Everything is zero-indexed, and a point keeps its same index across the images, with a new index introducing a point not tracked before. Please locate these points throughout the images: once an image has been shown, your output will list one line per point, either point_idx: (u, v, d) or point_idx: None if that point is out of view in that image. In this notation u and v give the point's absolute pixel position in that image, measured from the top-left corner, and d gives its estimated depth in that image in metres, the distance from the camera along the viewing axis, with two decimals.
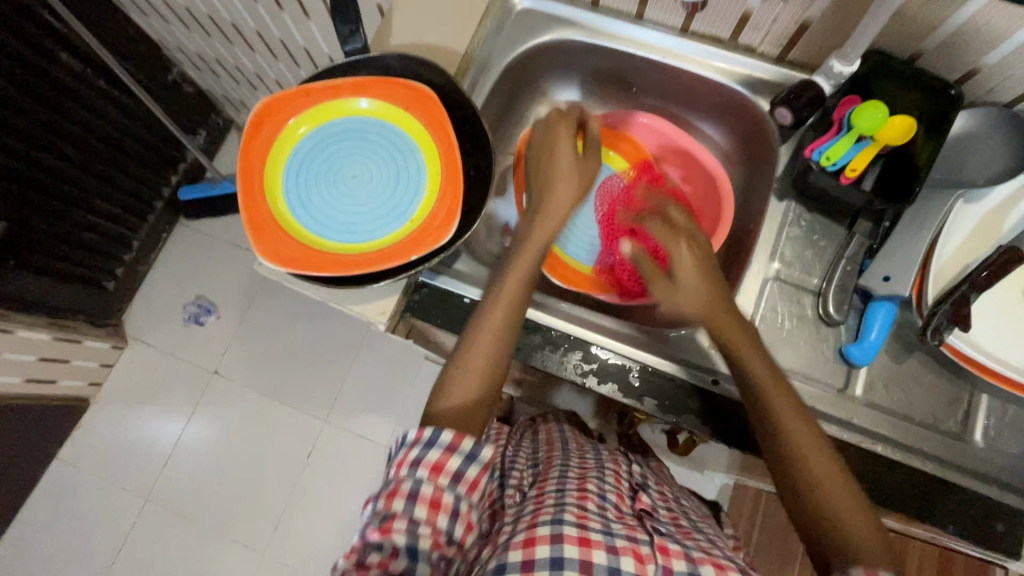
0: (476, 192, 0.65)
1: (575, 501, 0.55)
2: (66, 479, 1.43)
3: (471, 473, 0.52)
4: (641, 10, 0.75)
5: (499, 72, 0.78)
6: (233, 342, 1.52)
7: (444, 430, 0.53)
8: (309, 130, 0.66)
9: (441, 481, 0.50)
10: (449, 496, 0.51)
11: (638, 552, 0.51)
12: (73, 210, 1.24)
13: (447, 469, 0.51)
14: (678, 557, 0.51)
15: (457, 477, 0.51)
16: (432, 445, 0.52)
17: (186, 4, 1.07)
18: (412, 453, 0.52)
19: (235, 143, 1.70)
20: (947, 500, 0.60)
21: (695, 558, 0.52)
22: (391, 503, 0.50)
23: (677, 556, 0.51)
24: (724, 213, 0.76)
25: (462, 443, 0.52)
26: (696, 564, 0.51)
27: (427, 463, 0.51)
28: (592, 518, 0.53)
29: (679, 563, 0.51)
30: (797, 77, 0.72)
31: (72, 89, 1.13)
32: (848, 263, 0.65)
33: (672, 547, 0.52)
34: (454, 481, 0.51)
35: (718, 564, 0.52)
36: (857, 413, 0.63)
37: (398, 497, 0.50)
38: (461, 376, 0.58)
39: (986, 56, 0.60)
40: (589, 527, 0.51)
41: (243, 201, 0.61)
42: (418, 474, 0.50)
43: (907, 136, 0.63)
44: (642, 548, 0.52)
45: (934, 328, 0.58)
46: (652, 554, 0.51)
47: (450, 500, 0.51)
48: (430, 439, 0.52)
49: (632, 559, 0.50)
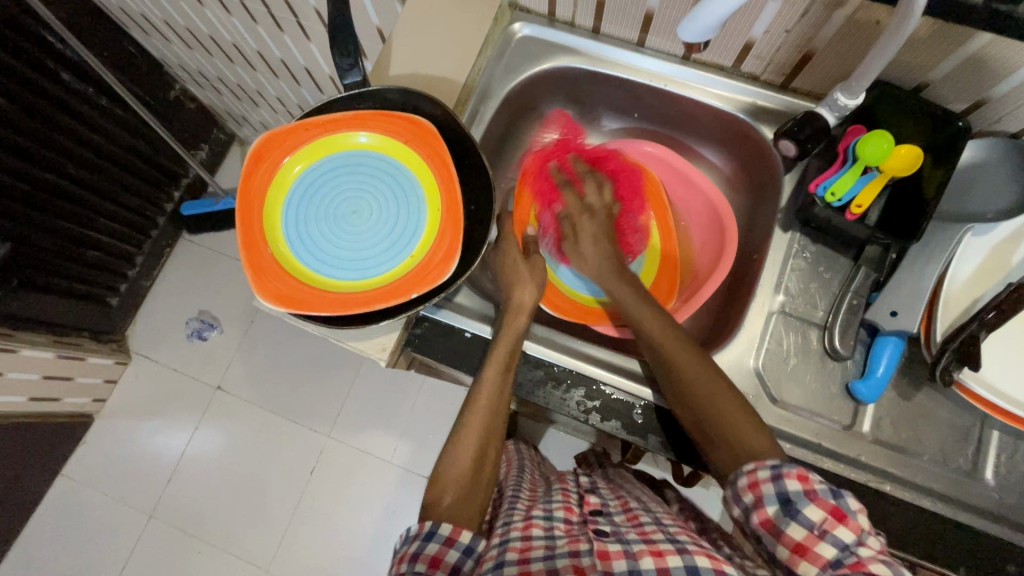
0: (477, 226, 0.64)
1: (519, 534, 0.57)
2: (70, 494, 1.43)
3: (466, 567, 0.54)
4: (642, 38, 0.74)
5: (499, 100, 0.77)
6: (236, 357, 1.52)
7: (442, 524, 0.55)
8: (307, 166, 0.65)
9: (437, 574, 0.53)
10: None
11: (577, 566, 0.53)
12: (75, 229, 1.24)
13: (444, 563, 0.54)
14: (618, 557, 0.53)
15: (453, 570, 0.54)
16: (430, 539, 0.54)
17: (188, 25, 1.07)
18: (412, 547, 0.55)
19: (238, 157, 1.70)
20: (956, 539, 0.59)
21: (635, 552, 0.53)
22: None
23: (617, 557, 0.53)
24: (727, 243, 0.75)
25: (460, 538, 0.55)
26: (636, 560, 0.53)
27: (426, 558, 0.53)
28: (535, 547, 0.55)
29: (618, 562, 0.53)
30: (801, 105, 0.71)
31: (75, 109, 1.13)
32: (854, 296, 0.64)
33: (612, 549, 0.54)
34: (450, 574, 0.54)
35: (656, 550, 0.53)
36: (864, 449, 0.62)
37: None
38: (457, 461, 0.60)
39: (993, 87, 0.58)
40: (531, 559, 0.53)
41: (241, 240, 0.60)
42: (417, 569, 0.53)
43: (912, 167, 0.62)
44: (582, 559, 0.54)
45: (942, 367, 0.58)
46: (593, 563, 0.53)
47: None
48: (428, 532, 0.55)
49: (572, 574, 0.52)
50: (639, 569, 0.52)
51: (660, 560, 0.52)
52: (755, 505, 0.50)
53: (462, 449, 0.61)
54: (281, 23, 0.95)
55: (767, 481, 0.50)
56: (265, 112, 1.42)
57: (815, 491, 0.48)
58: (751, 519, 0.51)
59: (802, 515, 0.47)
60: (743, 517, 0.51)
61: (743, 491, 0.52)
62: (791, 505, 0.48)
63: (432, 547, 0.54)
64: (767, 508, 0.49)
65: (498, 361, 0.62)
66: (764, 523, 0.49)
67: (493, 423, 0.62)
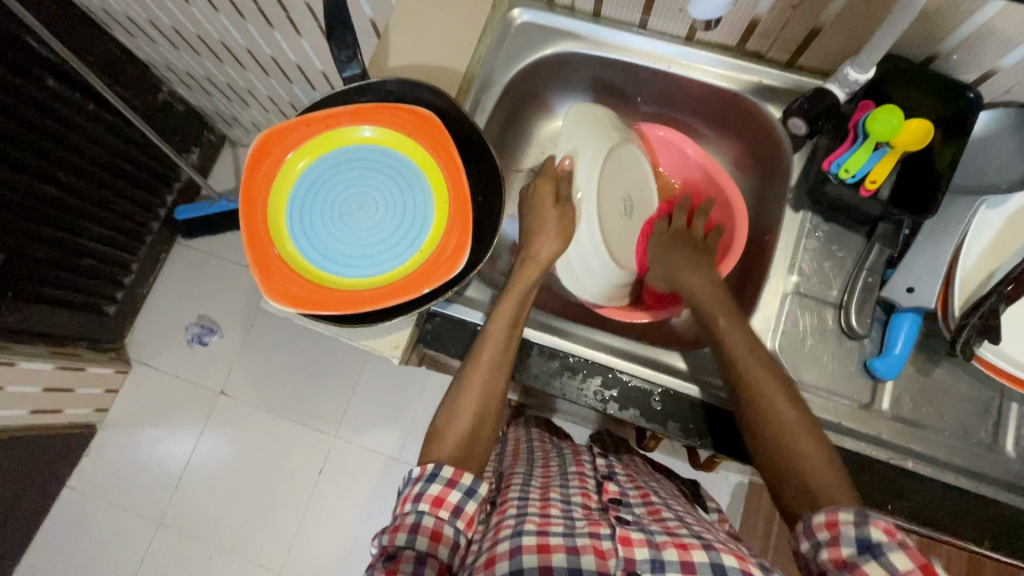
0: (486, 218, 0.64)
1: (537, 511, 0.57)
2: (77, 506, 1.42)
3: (468, 509, 0.55)
4: (644, 20, 0.73)
5: (501, 89, 0.75)
6: (238, 360, 1.51)
7: (443, 467, 0.57)
8: (310, 162, 0.64)
9: (441, 513, 0.54)
10: (448, 528, 0.54)
11: (598, 548, 0.52)
12: (69, 238, 1.21)
13: (447, 503, 0.54)
14: (640, 545, 0.53)
15: (456, 511, 0.54)
16: (432, 480, 0.55)
17: (175, 23, 1.04)
18: (415, 489, 0.55)
19: (229, 159, 1.67)
20: (975, 512, 0.59)
21: (658, 542, 0.53)
22: (394, 538, 0.52)
23: (639, 544, 0.52)
24: (737, 235, 0.75)
25: (461, 480, 0.56)
26: (658, 550, 0.52)
27: (428, 497, 0.54)
28: (554, 523, 0.55)
29: (641, 551, 0.52)
30: (808, 82, 0.70)
31: (61, 114, 1.11)
32: (869, 274, 0.64)
33: (634, 536, 0.53)
34: (453, 515, 0.54)
35: (681, 543, 0.53)
36: (885, 428, 0.62)
37: (400, 532, 0.53)
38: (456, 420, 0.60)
39: (1002, 58, 0.58)
40: (550, 533, 0.53)
41: (246, 240, 0.59)
42: (420, 508, 0.54)
43: (924, 140, 0.61)
44: (603, 543, 0.53)
45: (964, 342, 0.57)
46: (613, 547, 0.53)
47: (450, 532, 0.54)
48: (431, 474, 0.56)
49: (592, 556, 0.51)
50: (663, 561, 0.51)
51: (684, 553, 0.51)
52: (829, 542, 0.48)
53: (464, 402, 0.61)
54: (271, 18, 0.92)
55: (849, 523, 0.48)
56: (256, 112, 1.39)
57: (907, 544, 0.46)
58: (821, 555, 0.49)
59: (887, 559, 0.45)
60: (812, 552, 0.50)
61: (816, 529, 0.50)
62: (873, 546, 0.46)
63: (436, 488, 0.55)
64: (842, 547, 0.47)
65: (504, 318, 0.63)
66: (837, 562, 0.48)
67: (496, 378, 0.62)
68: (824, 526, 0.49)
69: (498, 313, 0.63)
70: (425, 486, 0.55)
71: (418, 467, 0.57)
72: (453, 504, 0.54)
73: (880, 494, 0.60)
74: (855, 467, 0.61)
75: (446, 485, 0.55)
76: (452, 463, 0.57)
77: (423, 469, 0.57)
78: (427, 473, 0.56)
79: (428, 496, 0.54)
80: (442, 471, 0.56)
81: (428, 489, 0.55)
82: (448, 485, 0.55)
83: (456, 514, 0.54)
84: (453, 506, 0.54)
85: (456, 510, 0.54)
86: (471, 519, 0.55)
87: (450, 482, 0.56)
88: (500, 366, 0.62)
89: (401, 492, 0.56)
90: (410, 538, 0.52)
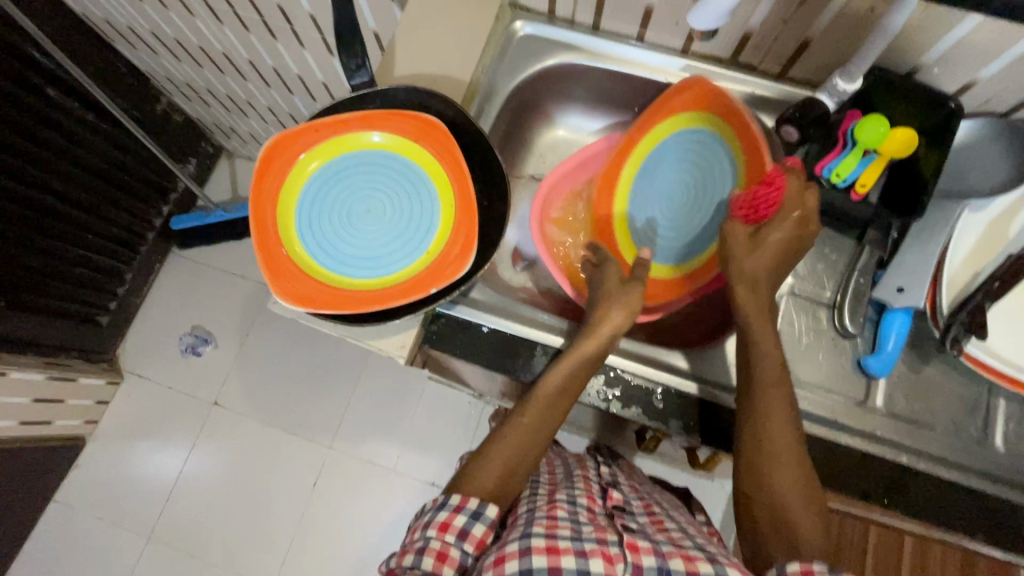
0: (491, 222, 0.65)
1: (544, 513, 0.57)
2: (64, 521, 1.39)
3: (476, 531, 0.56)
4: (641, 32, 0.76)
5: (503, 98, 0.78)
6: (232, 371, 1.50)
7: (453, 495, 0.58)
8: (320, 166, 0.65)
9: (448, 537, 0.54)
10: (456, 550, 0.54)
11: (606, 553, 0.52)
12: (64, 247, 1.21)
13: (454, 526, 0.55)
14: (647, 552, 0.53)
15: (462, 533, 0.55)
16: (441, 508, 0.57)
17: (177, 35, 1.06)
18: (424, 517, 0.57)
19: (227, 170, 1.68)
20: (969, 507, 0.60)
21: (664, 552, 0.54)
22: (403, 560, 0.55)
23: (646, 552, 0.53)
24: None
25: (467, 505, 0.57)
26: (664, 558, 0.53)
27: (436, 523, 0.55)
28: (561, 526, 0.55)
29: (648, 559, 0.52)
30: (799, 93, 0.73)
31: (60, 123, 1.12)
32: (861, 275, 0.67)
33: (641, 544, 0.54)
34: (460, 537, 0.55)
35: (687, 556, 0.54)
36: (879, 424, 0.64)
37: (409, 554, 0.55)
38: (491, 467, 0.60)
39: (981, 69, 0.61)
40: (558, 536, 0.53)
41: (256, 239, 0.60)
42: (428, 533, 0.55)
43: (910, 147, 0.64)
44: (610, 548, 0.53)
45: (952, 338, 0.60)
46: (621, 553, 0.53)
47: (457, 553, 0.54)
48: (440, 503, 0.58)
49: (601, 560, 0.51)
50: (670, 568, 0.52)
51: (690, 563, 0.52)
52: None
53: (502, 448, 0.61)
54: (274, 30, 0.94)
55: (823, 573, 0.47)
56: (255, 123, 1.41)
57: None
58: None
59: None
60: None
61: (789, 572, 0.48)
62: None
63: (443, 514, 0.56)
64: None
65: (560, 381, 0.62)
66: None
67: (538, 436, 0.62)
68: (797, 574, 0.48)
69: (567, 351, 0.63)
70: (434, 513, 0.57)
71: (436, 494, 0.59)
72: (460, 529, 0.55)
73: (875, 488, 0.61)
74: (852, 463, 0.62)
75: (453, 512, 0.56)
76: (460, 491, 0.59)
77: (436, 499, 0.58)
78: (441, 502, 0.58)
79: (436, 519, 0.56)
80: (451, 500, 0.58)
81: (437, 516, 0.56)
82: (454, 512, 0.56)
83: (464, 539, 0.55)
84: (460, 532, 0.55)
85: (463, 535, 0.55)
86: (477, 543, 0.55)
87: (459, 510, 0.56)
88: (546, 422, 0.62)
89: (417, 522, 0.58)
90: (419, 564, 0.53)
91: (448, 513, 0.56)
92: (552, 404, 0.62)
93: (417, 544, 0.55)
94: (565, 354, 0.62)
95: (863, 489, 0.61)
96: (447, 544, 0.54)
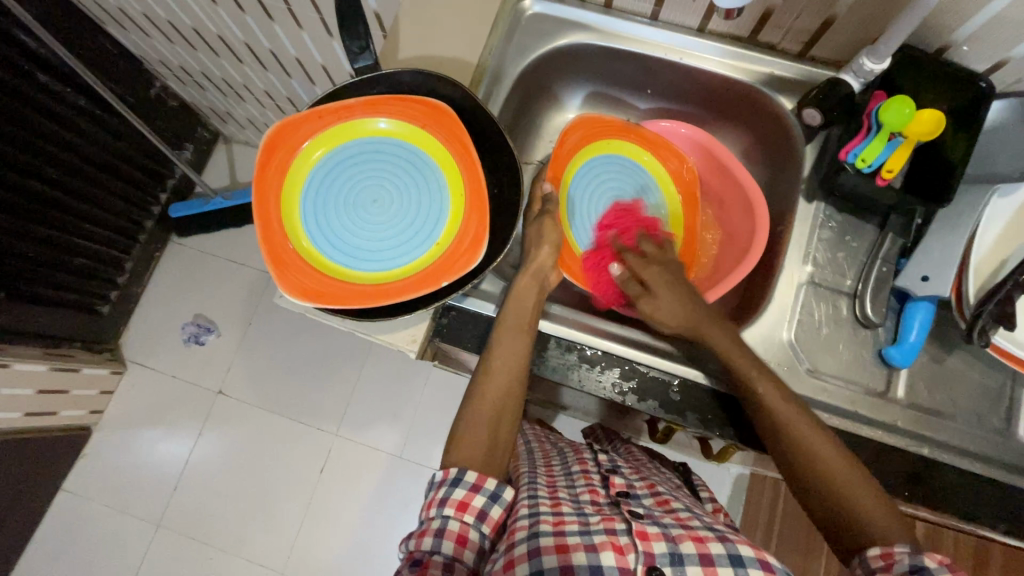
0: (503, 212, 0.63)
1: (549, 508, 0.56)
2: (72, 510, 1.40)
3: (492, 513, 0.55)
4: (656, 10, 0.72)
5: (512, 81, 0.75)
6: (236, 360, 1.49)
7: (467, 472, 0.56)
8: (325, 154, 0.63)
9: (466, 517, 0.54)
10: (473, 532, 0.54)
11: (616, 544, 0.52)
12: (61, 237, 1.19)
13: (471, 507, 0.54)
14: (657, 539, 0.52)
15: (480, 515, 0.54)
16: (456, 484, 0.55)
17: (170, 17, 1.02)
18: (439, 493, 0.55)
19: (224, 156, 1.64)
20: (991, 498, 0.60)
21: (674, 537, 0.53)
22: (421, 542, 0.53)
23: (656, 539, 0.52)
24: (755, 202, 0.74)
25: (485, 484, 0.55)
26: (675, 543, 0.52)
27: (452, 502, 0.54)
28: (569, 521, 0.54)
29: (659, 545, 0.52)
30: (820, 73, 0.70)
31: (52, 109, 1.08)
32: (883, 263, 0.65)
33: (650, 531, 0.53)
34: (477, 518, 0.54)
35: (696, 537, 0.53)
36: (901, 415, 0.62)
37: (427, 536, 0.53)
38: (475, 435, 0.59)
39: (1014, 48, 0.58)
40: (567, 532, 0.52)
41: (261, 230, 0.58)
42: (445, 512, 0.54)
43: (937, 130, 0.61)
44: (620, 538, 0.52)
45: (979, 329, 0.58)
46: (631, 542, 0.52)
47: (475, 536, 0.54)
48: (454, 479, 0.55)
49: (612, 552, 0.51)
50: (682, 554, 0.51)
51: (701, 545, 0.52)
52: (883, 566, 0.50)
53: (479, 407, 0.60)
54: (270, 10, 0.91)
55: (901, 553, 0.49)
56: (252, 107, 1.37)
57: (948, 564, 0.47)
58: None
59: (932, 571, 0.47)
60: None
61: (871, 558, 0.51)
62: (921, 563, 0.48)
63: (460, 493, 0.55)
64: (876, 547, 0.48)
65: (509, 324, 0.62)
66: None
67: (511, 390, 0.61)
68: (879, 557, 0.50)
69: (512, 294, 0.64)
70: (452, 492, 0.55)
71: (443, 467, 0.57)
72: (478, 510, 0.54)
73: None
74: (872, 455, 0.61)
75: (472, 491, 0.55)
76: (474, 467, 0.57)
77: (449, 474, 0.56)
78: (456, 478, 0.55)
79: (457, 499, 0.54)
80: (467, 477, 0.56)
81: (456, 495, 0.54)
82: (472, 491, 0.55)
83: (484, 520, 0.54)
84: (479, 512, 0.54)
85: (483, 515, 0.55)
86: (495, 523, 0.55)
87: (478, 490, 0.55)
88: (515, 369, 0.61)
89: (429, 494, 0.56)
90: (439, 545, 0.53)
91: (466, 494, 0.55)
92: (511, 347, 0.61)
93: (435, 523, 0.54)
94: (510, 299, 0.64)
95: None
96: (467, 525, 0.54)
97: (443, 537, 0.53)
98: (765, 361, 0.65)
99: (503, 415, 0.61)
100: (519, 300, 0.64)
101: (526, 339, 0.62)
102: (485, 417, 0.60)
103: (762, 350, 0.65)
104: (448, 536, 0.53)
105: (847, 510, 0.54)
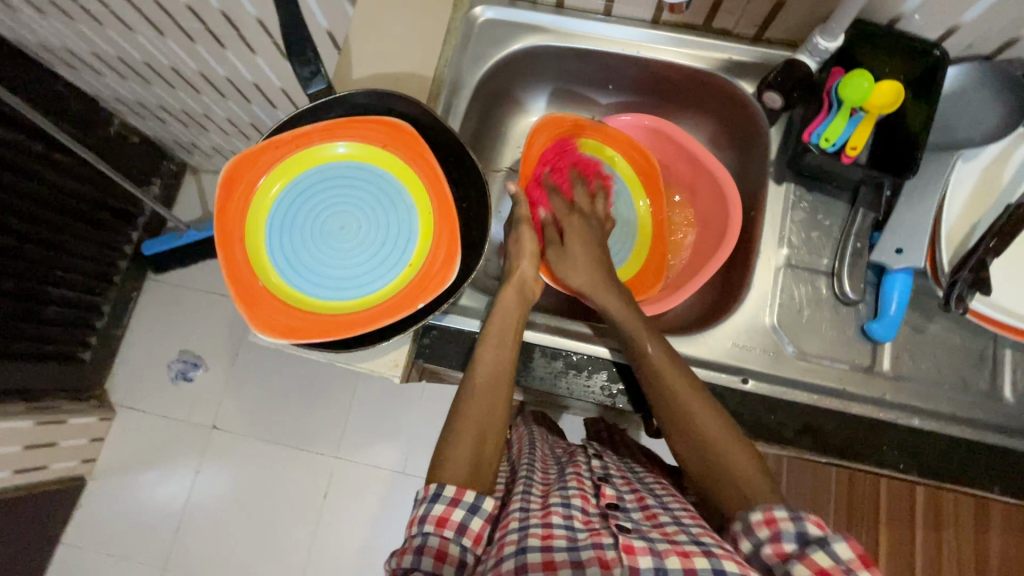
0: (473, 225, 0.62)
1: (539, 521, 0.54)
2: (74, 562, 1.37)
3: (473, 526, 0.53)
4: (608, 6, 0.72)
5: (471, 90, 0.74)
6: (226, 393, 1.46)
7: (446, 485, 0.54)
8: (285, 185, 0.62)
9: (445, 533, 0.52)
10: (454, 546, 0.53)
11: (603, 560, 0.50)
12: (31, 288, 1.16)
13: (451, 522, 0.52)
14: (644, 552, 0.50)
15: (460, 530, 0.52)
16: (435, 500, 0.53)
17: (118, 53, 1.00)
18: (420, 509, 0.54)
19: (193, 188, 1.61)
20: (983, 461, 0.60)
21: (659, 550, 0.50)
22: (402, 559, 0.52)
23: (642, 553, 0.49)
24: (726, 185, 0.74)
25: (464, 497, 0.53)
26: (661, 557, 0.49)
27: (432, 519, 0.52)
28: (558, 535, 0.52)
29: (645, 559, 0.49)
30: (777, 54, 0.70)
31: (7, 159, 1.05)
32: (857, 240, 0.65)
33: (637, 544, 0.50)
34: (458, 532, 0.52)
35: (682, 551, 0.50)
36: (888, 388, 0.63)
37: (408, 553, 0.52)
38: (460, 452, 0.57)
39: (962, 14, 0.58)
40: (555, 547, 0.51)
41: (224, 269, 0.56)
42: (425, 529, 0.52)
43: (896, 102, 0.62)
44: (607, 552, 0.50)
45: (956, 298, 0.58)
46: (618, 556, 0.50)
47: (456, 550, 0.53)
48: (433, 494, 0.54)
49: (598, 567, 0.49)
50: (666, 569, 0.48)
51: (687, 561, 0.48)
52: (771, 538, 0.48)
53: (462, 423, 0.59)
54: (220, 38, 0.88)
55: (785, 519, 0.48)
56: (216, 136, 1.34)
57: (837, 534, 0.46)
58: (763, 553, 0.48)
59: (833, 549, 0.45)
60: (754, 550, 0.49)
61: (756, 526, 0.49)
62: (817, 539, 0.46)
63: (438, 507, 0.53)
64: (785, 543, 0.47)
65: (492, 340, 0.62)
66: (781, 556, 0.47)
67: (495, 403, 0.60)
68: (761, 522, 0.49)
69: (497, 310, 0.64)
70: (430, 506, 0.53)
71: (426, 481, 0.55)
72: (457, 523, 0.53)
73: (891, 453, 0.60)
74: (864, 430, 0.61)
75: (449, 504, 0.53)
76: (455, 479, 0.55)
77: (429, 489, 0.54)
78: (435, 493, 0.54)
79: (433, 514, 0.53)
80: (445, 491, 0.54)
81: (433, 510, 0.53)
82: (450, 503, 0.53)
83: (462, 533, 0.52)
84: (458, 526, 0.52)
85: (461, 529, 0.52)
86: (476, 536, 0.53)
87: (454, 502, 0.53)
88: (501, 381, 0.60)
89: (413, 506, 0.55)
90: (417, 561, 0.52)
91: (443, 508, 0.53)
92: (495, 363, 0.61)
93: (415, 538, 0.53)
94: (495, 313, 0.64)
95: (878, 456, 0.60)
96: (446, 539, 0.52)
97: (421, 552, 0.52)
98: (751, 347, 0.65)
99: (488, 432, 0.58)
100: (502, 316, 0.63)
101: (509, 355, 0.62)
102: (467, 435, 0.58)
103: (748, 339, 0.65)
104: (426, 550, 0.52)
105: (728, 475, 0.54)
